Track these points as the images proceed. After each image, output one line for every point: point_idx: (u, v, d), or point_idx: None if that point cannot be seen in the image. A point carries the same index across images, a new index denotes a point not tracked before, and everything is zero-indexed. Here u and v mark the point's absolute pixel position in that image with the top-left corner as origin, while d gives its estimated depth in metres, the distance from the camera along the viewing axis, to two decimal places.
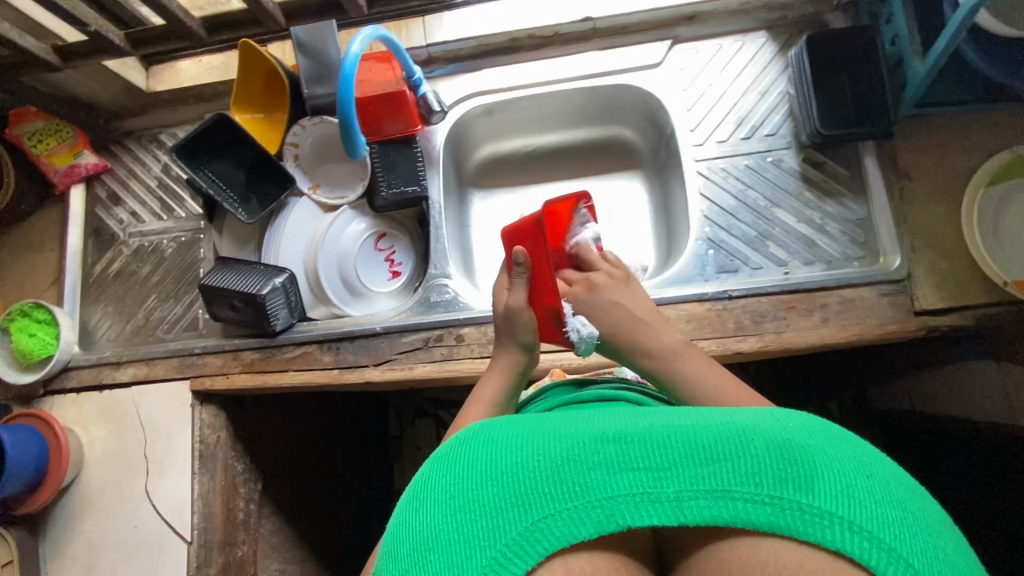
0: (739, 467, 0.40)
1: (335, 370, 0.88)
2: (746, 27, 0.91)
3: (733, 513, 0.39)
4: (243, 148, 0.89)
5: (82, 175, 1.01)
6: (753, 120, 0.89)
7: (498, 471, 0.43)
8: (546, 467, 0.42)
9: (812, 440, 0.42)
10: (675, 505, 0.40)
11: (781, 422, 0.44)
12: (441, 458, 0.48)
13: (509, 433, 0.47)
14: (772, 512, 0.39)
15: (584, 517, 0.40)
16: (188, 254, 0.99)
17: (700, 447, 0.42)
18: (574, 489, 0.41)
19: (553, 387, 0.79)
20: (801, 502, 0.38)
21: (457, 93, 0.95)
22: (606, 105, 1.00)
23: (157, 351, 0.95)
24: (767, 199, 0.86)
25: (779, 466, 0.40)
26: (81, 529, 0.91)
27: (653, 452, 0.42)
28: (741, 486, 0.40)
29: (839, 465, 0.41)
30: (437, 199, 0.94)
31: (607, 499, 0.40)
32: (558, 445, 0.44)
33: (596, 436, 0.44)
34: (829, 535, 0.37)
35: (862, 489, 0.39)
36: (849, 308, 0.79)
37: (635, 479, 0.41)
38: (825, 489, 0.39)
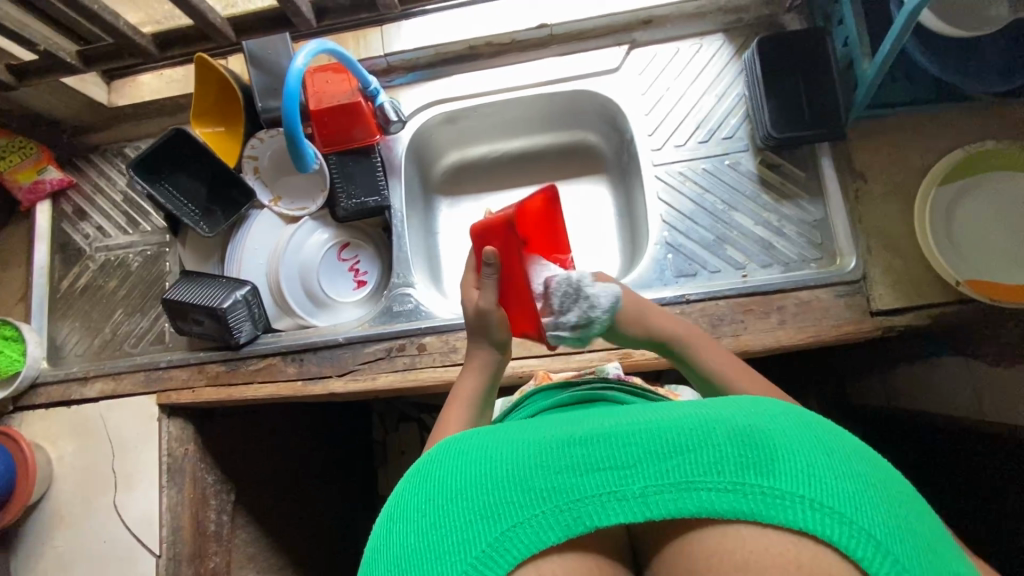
0: (702, 457, 0.39)
1: (299, 382, 0.88)
2: (703, 29, 0.91)
3: (700, 503, 0.38)
4: (202, 161, 0.89)
5: (47, 190, 1.01)
6: (710, 124, 0.89)
7: (467, 484, 0.42)
8: (513, 476, 0.41)
9: (774, 423, 0.41)
10: (643, 501, 0.38)
11: (742, 409, 0.43)
12: (414, 476, 0.46)
13: (480, 444, 0.45)
14: (736, 499, 0.37)
15: (553, 522, 0.39)
16: (154, 267, 0.99)
17: (664, 441, 0.40)
18: (543, 494, 0.39)
19: (535, 393, 0.76)
20: (764, 486, 0.37)
21: (417, 102, 0.96)
22: (568, 110, 1.00)
23: (123, 366, 0.95)
24: (725, 203, 0.86)
25: (740, 452, 0.38)
26: (50, 544, 0.91)
27: (619, 450, 0.40)
28: (704, 475, 0.38)
29: (800, 445, 0.39)
30: (399, 207, 0.94)
31: (575, 502, 0.39)
32: (526, 452, 0.42)
33: (563, 440, 0.43)
34: (792, 516, 0.36)
35: (823, 467, 0.38)
36: (806, 310, 0.79)
37: (603, 480, 0.39)
38: (786, 470, 0.37)
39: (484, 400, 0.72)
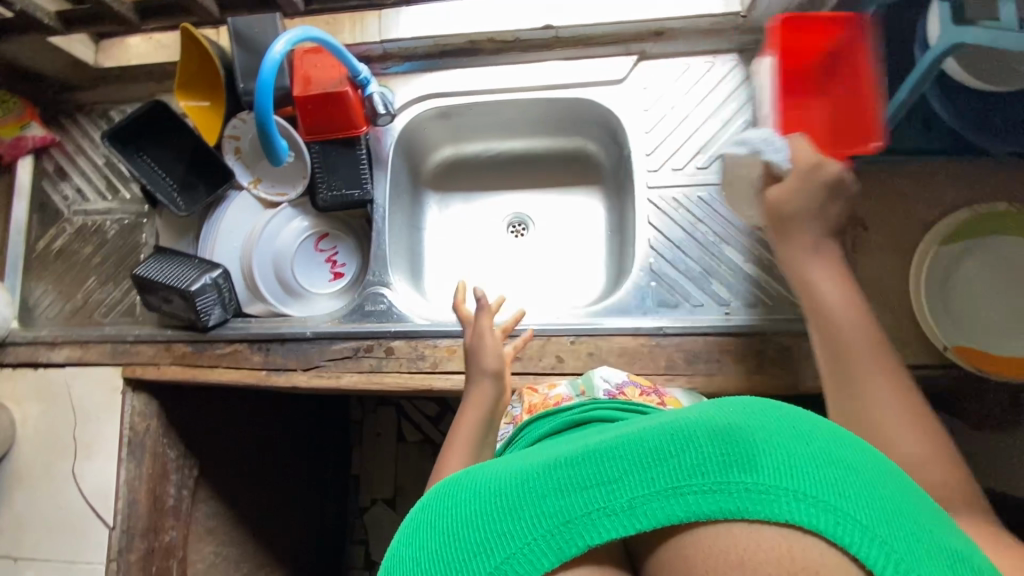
0: (683, 460, 0.35)
1: (263, 371, 0.87)
2: (717, 48, 0.87)
3: (686, 508, 0.34)
4: (184, 135, 0.87)
5: (29, 147, 0.99)
6: (711, 150, 0.85)
7: (455, 522, 0.38)
8: (501, 507, 0.37)
9: (753, 419, 0.37)
10: (631, 514, 0.34)
11: (717, 408, 0.39)
12: (408, 526, 0.42)
13: (466, 481, 0.42)
14: (721, 500, 0.33)
15: (544, 548, 0.35)
16: (131, 238, 0.97)
17: (644, 448, 0.36)
18: (531, 520, 0.36)
19: (529, 421, 0.68)
20: (747, 482, 0.33)
21: (410, 95, 0.92)
22: (568, 117, 0.96)
23: (92, 335, 0.94)
24: (717, 234, 0.83)
25: (720, 451, 0.35)
26: (9, 503, 0.92)
27: (601, 464, 0.36)
28: (687, 477, 0.34)
29: (781, 437, 0.36)
30: (382, 201, 0.91)
31: (564, 526, 0.35)
32: (510, 482, 0.39)
33: (547, 464, 0.39)
34: (778, 509, 0.32)
35: (804, 456, 0.34)
36: (784, 356, 0.76)
37: (589, 498, 0.35)
38: (768, 464, 0.34)
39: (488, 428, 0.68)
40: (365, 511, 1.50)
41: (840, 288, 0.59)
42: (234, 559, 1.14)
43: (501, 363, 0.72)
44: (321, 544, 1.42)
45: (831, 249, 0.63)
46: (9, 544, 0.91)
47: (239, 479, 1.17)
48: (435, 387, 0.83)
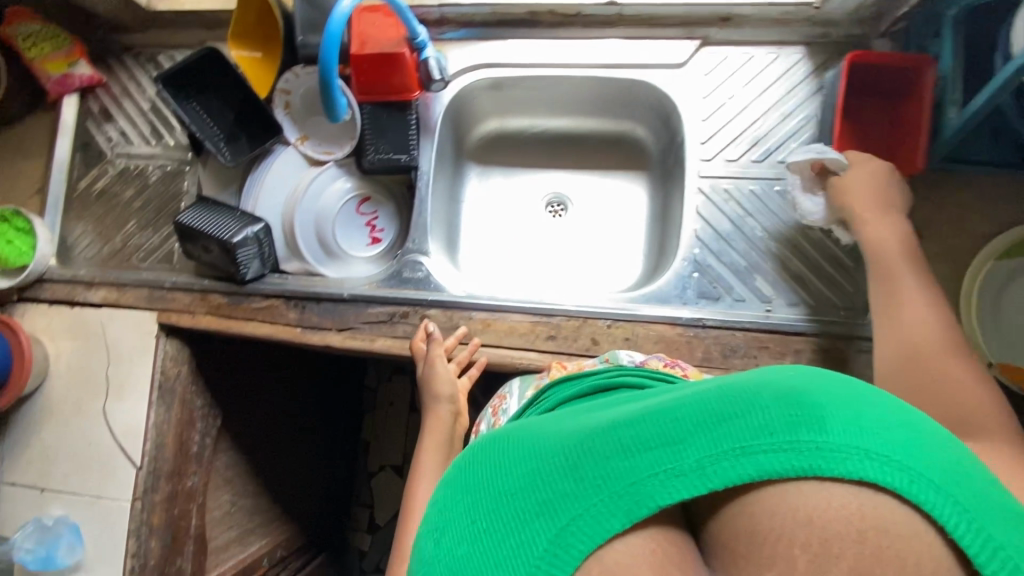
0: (751, 418, 0.33)
1: (298, 329, 0.87)
2: (783, 39, 0.85)
3: (756, 467, 0.32)
4: (234, 86, 0.86)
5: (76, 85, 0.98)
6: (767, 144, 0.83)
7: (512, 485, 0.37)
8: (561, 467, 0.35)
9: (815, 383, 0.35)
10: (701, 475, 0.33)
11: (773, 374, 0.37)
12: (461, 494, 0.41)
13: (514, 450, 0.40)
14: (792, 458, 0.31)
15: (612, 509, 0.33)
16: (172, 185, 0.97)
17: (708, 411, 0.34)
18: (594, 482, 0.34)
19: (552, 386, 0.67)
20: (818, 442, 0.31)
21: (462, 63, 0.90)
22: (622, 99, 0.94)
23: (129, 279, 0.95)
24: (765, 230, 0.82)
25: (787, 410, 0.33)
26: (39, 436, 0.94)
27: (662, 426, 0.35)
28: (755, 436, 0.32)
29: (846, 398, 0.34)
30: (427, 169, 0.90)
31: (631, 487, 0.33)
32: (565, 445, 0.37)
33: (603, 427, 0.37)
34: (853, 467, 0.31)
35: (874, 416, 0.33)
36: (822, 358, 0.76)
37: (655, 458, 0.33)
38: (839, 422, 0.32)
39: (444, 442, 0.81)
40: (372, 476, 1.52)
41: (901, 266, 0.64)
42: (248, 510, 1.16)
43: (457, 389, 0.82)
44: (329, 504, 1.44)
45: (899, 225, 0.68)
46: (37, 475, 0.93)
47: (257, 434, 1.18)
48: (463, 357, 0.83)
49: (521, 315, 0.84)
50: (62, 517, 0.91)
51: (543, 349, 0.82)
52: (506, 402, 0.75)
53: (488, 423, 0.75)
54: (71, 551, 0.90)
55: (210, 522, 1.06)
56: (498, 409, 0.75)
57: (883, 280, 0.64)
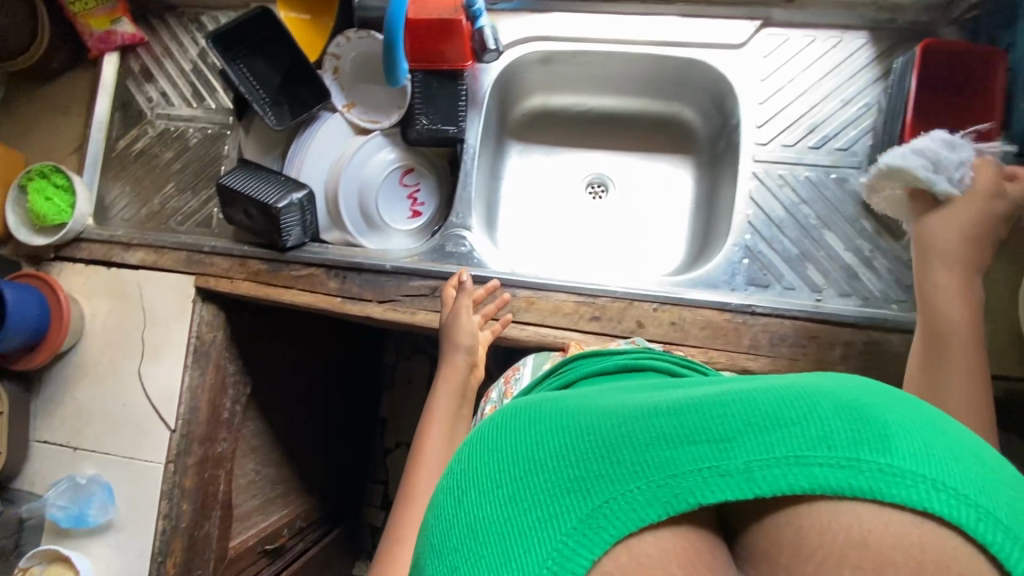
0: (812, 425, 0.29)
1: (338, 298, 0.87)
2: (848, 23, 0.82)
3: (809, 479, 0.28)
4: (282, 49, 0.85)
5: (118, 43, 0.98)
6: (826, 130, 0.81)
7: (529, 456, 0.32)
8: (588, 446, 0.31)
9: (879, 396, 0.31)
10: (748, 479, 0.28)
11: (828, 379, 0.33)
12: (467, 451, 0.37)
13: (529, 414, 0.36)
14: (847, 477, 0.28)
15: (643, 503, 0.29)
16: (212, 148, 0.96)
17: (761, 408, 0.30)
18: (626, 469, 0.29)
19: (574, 360, 0.65)
20: (881, 463, 0.28)
21: (515, 34, 0.88)
22: (674, 79, 0.92)
23: (167, 241, 0.94)
24: (819, 218, 0.80)
25: (849, 424, 0.29)
26: (73, 395, 0.94)
27: (709, 418, 0.30)
28: (812, 447, 0.28)
29: (913, 419, 0.30)
30: (473, 143, 0.88)
31: (668, 481, 0.29)
32: (592, 422, 0.32)
33: (636, 409, 0.33)
34: (914, 495, 0.27)
35: (943, 442, 0.29)
36: (873, 350, 0.75)
37: (699, 453, 0.29)
38: (905, 445, 0.28)
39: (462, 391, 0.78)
40: (387, 453, 1.53)
41: (956, 294, 0.58)
42: (270, 479, 1.16)
43: (478, 342, 0.80)
44: (346, 478, 1.45)
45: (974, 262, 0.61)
46: (69, 434, 0.93)
47: (282, 404, 1.18)
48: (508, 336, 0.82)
49: (565, 295, 0.83)
50: (95, 476, 0.91)
51: (587, 330, 0.81)
52: (518, 372, 0.75)
53: (499, 390, 0.75)
54: (105, 510, 0.90)
55: (236, 488, 1.07)
56: (511, 379, 0.76)
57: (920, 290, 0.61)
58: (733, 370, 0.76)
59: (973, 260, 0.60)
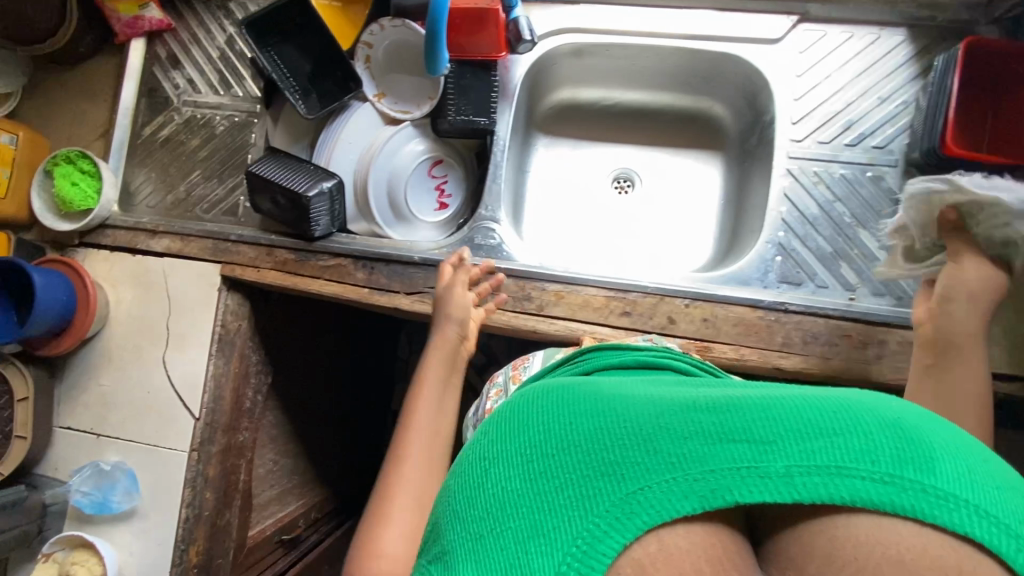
0: (858, 440, 0.33)
1: (366, 289, 0.86)
2: (885, 20, 0.82)
3: (852, 490, 0.32)
4: (315, 37, 0.84)
5: (145, 28, 0.97)
6: (863, 127, 0.80)
7: (576, 436, 0.37)
8: (632, 433, 0.36)
9: (925, 423, 0.35)
10: (788, 482, 0.32)
11: (874, 401, 0.37)
12: (510, 421, 0.42)
13: (568, 399, 0.41)
14: (893, 493, 0.31)
15: (683, 491, 0.33)
16: (239, 136, 0.96)
17: (805, 418, 0.34)
18: (669, 459, 0.34)
19: (586, 350, 0.63)
20: (925, 484, 0.31)
21: (549, 26, 0.88)
22: (706, 73, 0.91)
23: (193, 229, 0.94)
24: (853, 217, 0.79)
25: (895, 442, 0.33)
26: (96, 381, 0.93)
27: (752, 422, 0.35)
28: (857, 461, 0.32)
29: (956, 448, 0.33)
30: (504, 135, 0.88)
31: (704, 475, 0.33)
32: (636, 415, 0.37)
33: (677, 407, 0.38)
34: (955, 518, 0.30)
35: (983, 472, 0.32)
36: (908, 351, 0.74)
37: (743, 452, 0.33)
38: (948, 470, 0.31)
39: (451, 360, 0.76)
40: None
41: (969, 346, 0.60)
42: (288, 470, 1.16)
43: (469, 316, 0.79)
44: (359, 470, 1.45)
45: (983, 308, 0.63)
46: (92, 420, 0.93)
47: (300, 395, 1.18)
48: (538, 330, 0.82)
49: (595, 289, 0.82)
50: (119, 463, 0.91)
51: (617, 324, 0.81)
52: (527, 363, 0.77)
53: (505, 376, 0.77)
54: (129, 497, 0.90)
55: (256, 478, 1.06)
56: (519, 367, 0.77)
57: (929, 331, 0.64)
58: (765, 367, 0.76)
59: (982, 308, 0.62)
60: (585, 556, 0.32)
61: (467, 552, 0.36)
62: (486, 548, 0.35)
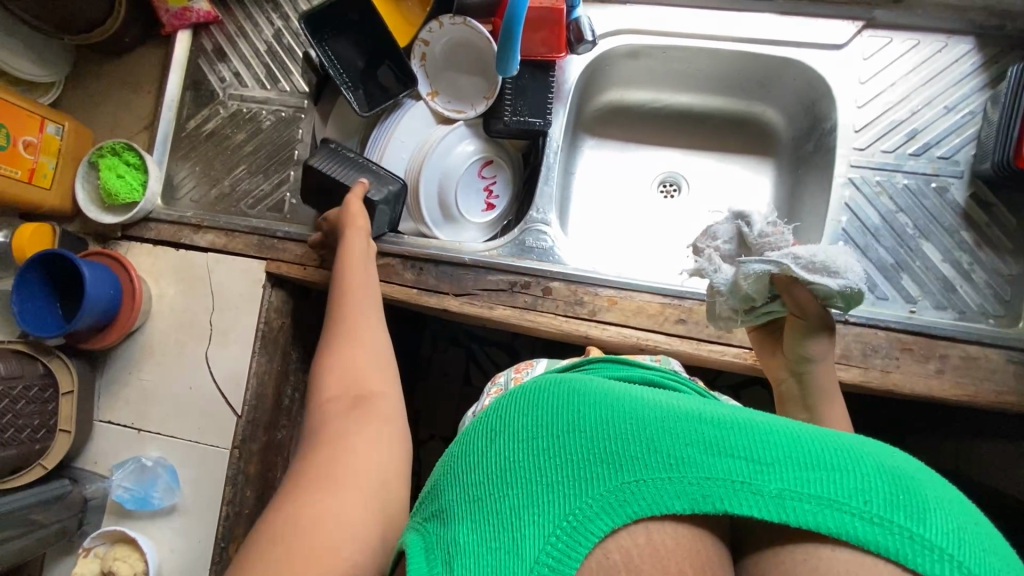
0: (851, 478, 0.35)
1: (413, 290, 0.85)
2: (953, 28, 0.80)
3: (840, 524, 0.34)
4: (373, 34, 0.84)
5: (192, 21, 0.96)
6: (928, 137, 0.79)
7: (579, 423, 0.39)
8: (635, 430, 0.38)
9: (923, 476, 0.37)
10: (779, 502, 0.35)
11: (877, 446, 0.39)
12: (520, 395, 0.44)
13: (576, 386, 0.43)
14: (880, 533, 0.33)
15: (678, 491, 0.36)
16: (286, 132, 0.95)
17: (805, 449, 0.37)
18: (667, 459, 0.37)
19: (593, 360, 0.59)
20: (914, 532, 0.33)
21: (607, 26, 0.86)
22: (763, 78, 0.90)
23: (238, 224, 0.93)
24: (917, 229, 0.78)
25: (890, 489, 0.35)
26: (137, 375, 0.93)
27: (753, 441, 0.37)
28: (849, 498, 0.34)
29: (950, 504, 0.35)
30: (556, 137, 0.87)
31: (699, 481, 0.36)
32: (645, 412, 0.39)
33: (684, 413, 0.39)
34: (938, 570, 0.32)
35: (972, 533, 0.34)
36: (970, 366, 0.73)
37: (740, 466, 0.36)
38: (937, 524, 0.34)
39: (371, 285, 0.74)
40: None
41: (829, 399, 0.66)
42: None
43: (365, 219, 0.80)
44: None
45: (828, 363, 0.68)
46: (133, 415, 0.92)
47: None
48: (590, 335, 0.80)
49: (649, 295, 0.81)
50: (160, 459, 0.90)
51: (671, 332, 0.79)
52: (531, 368, 0.77)
53: (506, 376, 0.78)
54: (169, 493, 0.89)
55: None
56: (521, 370, 0.77)
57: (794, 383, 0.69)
58: None
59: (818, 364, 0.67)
60: (576, 532, 0.36)
61: (466, 508, 0.39)
62: (485, 509, 0.38)
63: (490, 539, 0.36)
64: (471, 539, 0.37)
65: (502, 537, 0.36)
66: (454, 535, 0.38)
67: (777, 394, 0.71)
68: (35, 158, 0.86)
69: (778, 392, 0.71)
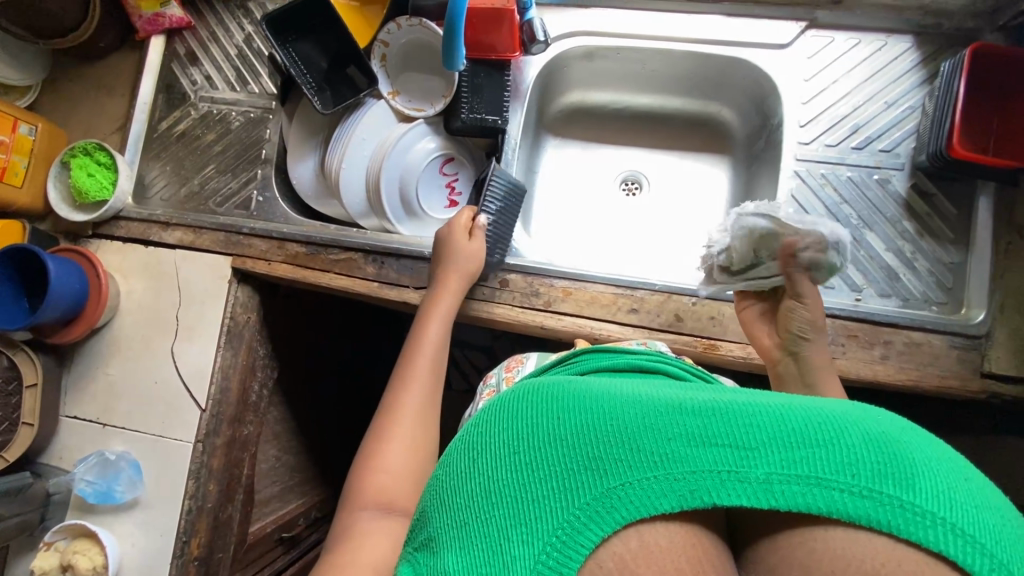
0: (835, 452, 0.35)
1: (374, 283, 0.87)
2: (892, 28, 0.83)
3: (829, 502, 0.34)
4: (334, 34, 0.87)
5: (165, 26, 1.00)
6: (870, 131, 0.82)
7: (561, 428, 0.39)
8: (617, 431, 0.37)
9: (909, 437, 0.36)
10: (767, 488, 0.34)
11: (860, 411, 0.38)
12: (502, 408, 0.43)
13: (552, 392, 0.42)
14: (869, 506, 0.33)
15: (665, 490, 0.35)
16: (254, 131, 0.98)
17: (790, 429, 0.36)
18: (651, 458, 0.36)
19: (580, 351, 0.63)
20: (902, 500, 0.33)
21: (563, 28, 0.90)
22: (714, 78, 0.93)
23: (206, 222, 0.95)
24: (860, 219, 0.80)
25: (877, 458, 0.34)
26: (104, 370, 0.94)
27: (735, 427, 0.36)
28: (835, 473, 0.34)
29: (940, 464, 0.34)
30: (513, 135, 0.91)
31: (685, 476, 0.35)
32: (625, 411, 0.39)
33: (664, 407, 0.39)
34: (931, 536, 0.32)
35: (964, 492, 0.33)
36: (914, 352, 0.74)
37: (724, 456, 0.35)
38: (928, 487, 0.33)
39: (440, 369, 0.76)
40: None
41: (831, 377, 0.67)
42: (290, 467, 1.14)
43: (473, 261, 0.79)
44: None
45: (823, 343, 0.69)
46: (99, 411, 0.93)
47: (303, 394, 1.17)
48: (545, 325, 0.82)
49: (603, 286, 0.83)
50: (123, 452, 0.91)
51: (625, 322, 0.81)
52: (522, 364, 0.78)
53: (498, 376, 0.79)
54: (132, 487, 0.90)
55: (258, 474, 1.05)
56: (512, 368, 0.79)
57: (791, 361, 0.69)
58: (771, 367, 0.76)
59: (813, 339, 0.68)
60: (568, 542, 0.35)
61: (458, 535, 0.38)
62: (476, 533, 0.37)
63: (479, 562, 0.36)
64: (462, 568, 0.37)
65: (493, 559, 0.36)
66: (445, 564, 0.38)
67: (773, 375, 0.71)
68: (7, 157, 0.88)
69: (774, 372, 0.71)
